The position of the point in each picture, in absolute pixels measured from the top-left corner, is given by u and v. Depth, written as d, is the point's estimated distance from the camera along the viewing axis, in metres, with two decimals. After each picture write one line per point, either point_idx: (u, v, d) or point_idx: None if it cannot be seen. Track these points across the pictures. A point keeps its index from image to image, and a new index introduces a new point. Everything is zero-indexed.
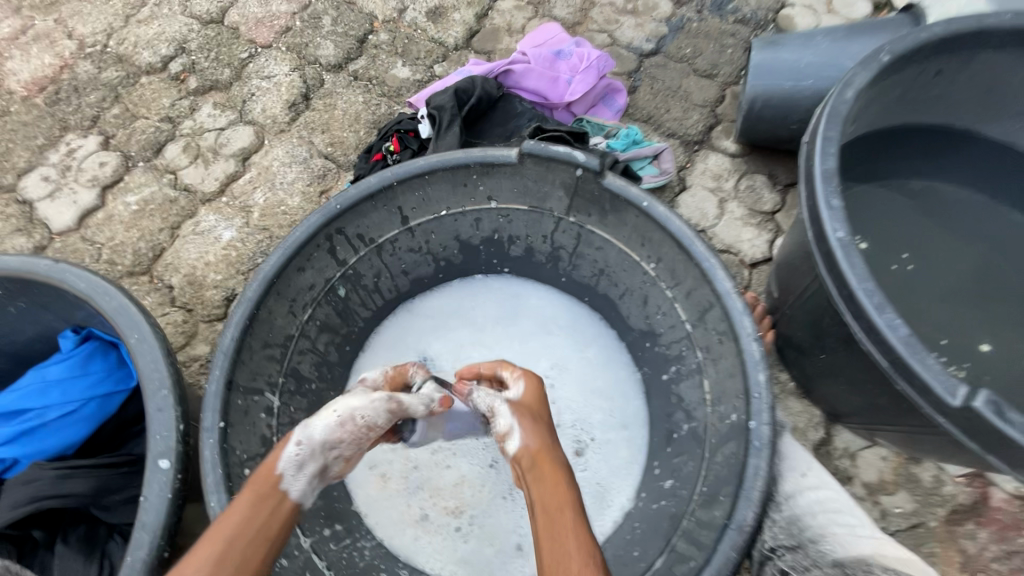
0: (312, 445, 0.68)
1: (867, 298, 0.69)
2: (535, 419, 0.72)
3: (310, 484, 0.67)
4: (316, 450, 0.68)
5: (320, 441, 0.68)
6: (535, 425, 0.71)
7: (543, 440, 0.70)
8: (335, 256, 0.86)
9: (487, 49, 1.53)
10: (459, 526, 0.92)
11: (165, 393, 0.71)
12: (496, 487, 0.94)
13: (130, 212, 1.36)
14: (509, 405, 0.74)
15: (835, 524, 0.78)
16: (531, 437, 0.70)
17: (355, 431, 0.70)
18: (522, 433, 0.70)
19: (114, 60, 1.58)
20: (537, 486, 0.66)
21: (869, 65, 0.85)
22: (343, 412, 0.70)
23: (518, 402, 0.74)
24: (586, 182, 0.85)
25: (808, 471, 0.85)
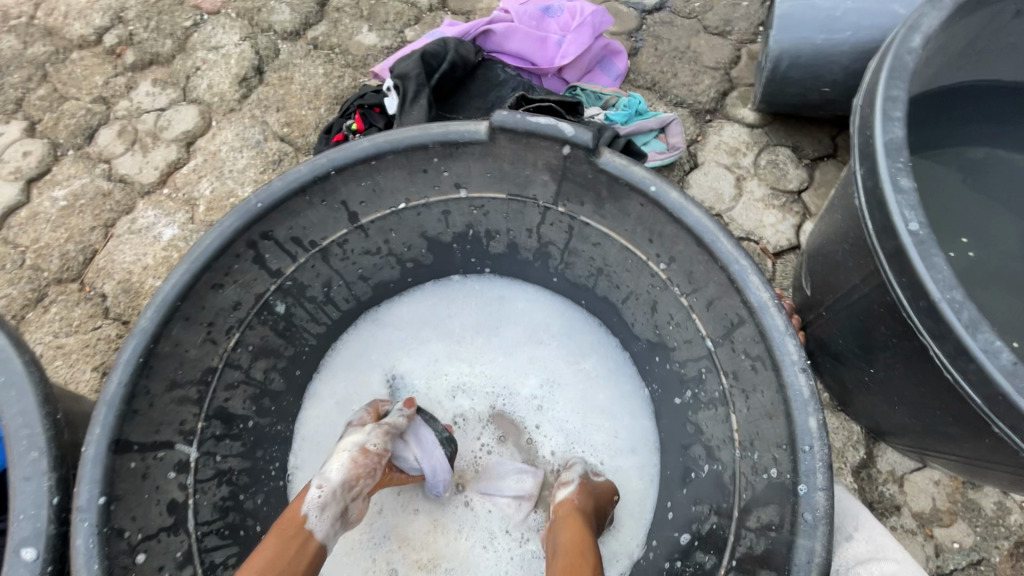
0: (331, 484, 0.68)
1: (954, 313, 0.52)
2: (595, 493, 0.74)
3: (332, 526, 0.67)
4: (337, 487, 0.68)
5: (337, 479, 0.69)
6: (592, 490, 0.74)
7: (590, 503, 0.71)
8: (265, 265, 0.69)
9: (465, 9, 1.33)
10: None
11: (34, 457, 0.54)
12: (475, 532, 0.81)
13: (58, 209, 1.18)
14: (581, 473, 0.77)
15: None
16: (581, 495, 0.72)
17: (368, 462, 0.71)
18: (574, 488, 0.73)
19: (41, 33, 1.38)
20: (562, 533, 0.67)
21: (941, 2, 0.66)
22: (352, 449, 0.72)
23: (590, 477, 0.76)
24: (576, 163, 0.67)
25: (855, 533, 0.71)
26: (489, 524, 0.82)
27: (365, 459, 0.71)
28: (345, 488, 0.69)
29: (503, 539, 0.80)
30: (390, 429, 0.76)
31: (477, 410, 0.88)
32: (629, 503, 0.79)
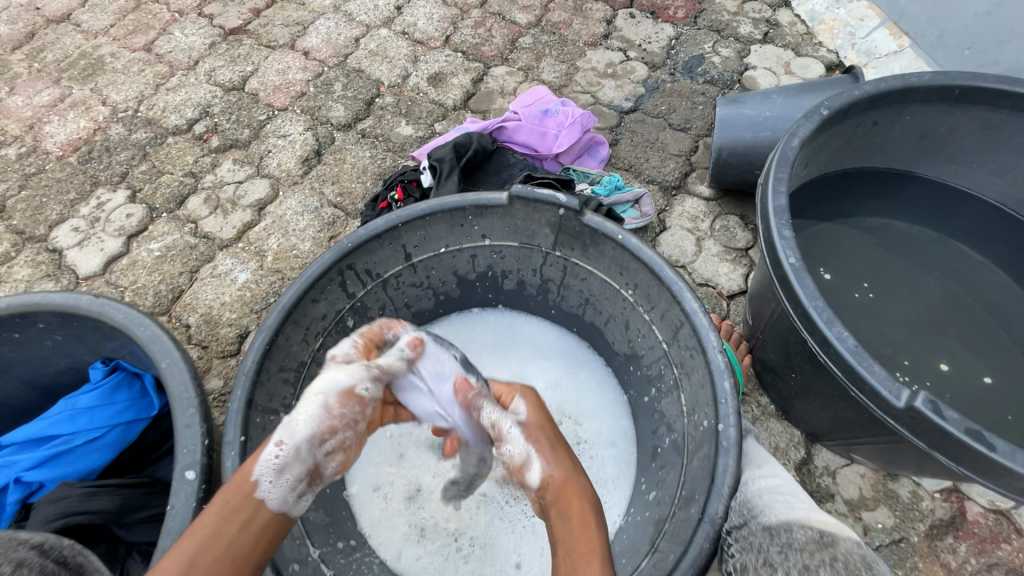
0: (294, 440, 0.67)
1: (818, 314, 0.79)
2: (545, 430, 0.75)
3: (298, 481, 0.68)
4: (300, 441, 0.68)
5: (303, 435, 0.68)
6: (545, 433, 0.74)
7: (563, 468, 0.71)
8: (345, 289, 0.96)
9: (482, 109, 1.70)
10: (460, 547, 0.96)
11: (191, 412, 0.79)
12: (494, 510, 0.99)
13: (153, 258, 1.47)
14: (518, 431, 0.74)
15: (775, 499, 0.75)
16: (555, 468, 0.70)
17: (342, 413, 0.71)
18: (543, 464, 0.71)
19: (143, 123, 1.73)
20: (559, 518, 0.69)
21: (812, 117, 0.98)
22: (321, 401, 0.69)
23: (525, 425, 0.75)
24: (568, 220, 0.96)
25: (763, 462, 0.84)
26: (504, 504, 0.99)
27: (337, 408, 0.71)
28: (312, 443, 0.69)
29: (517, 515, 0.98)
30: (376, 377, 0.76)
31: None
32: (611, 482, 1.01)
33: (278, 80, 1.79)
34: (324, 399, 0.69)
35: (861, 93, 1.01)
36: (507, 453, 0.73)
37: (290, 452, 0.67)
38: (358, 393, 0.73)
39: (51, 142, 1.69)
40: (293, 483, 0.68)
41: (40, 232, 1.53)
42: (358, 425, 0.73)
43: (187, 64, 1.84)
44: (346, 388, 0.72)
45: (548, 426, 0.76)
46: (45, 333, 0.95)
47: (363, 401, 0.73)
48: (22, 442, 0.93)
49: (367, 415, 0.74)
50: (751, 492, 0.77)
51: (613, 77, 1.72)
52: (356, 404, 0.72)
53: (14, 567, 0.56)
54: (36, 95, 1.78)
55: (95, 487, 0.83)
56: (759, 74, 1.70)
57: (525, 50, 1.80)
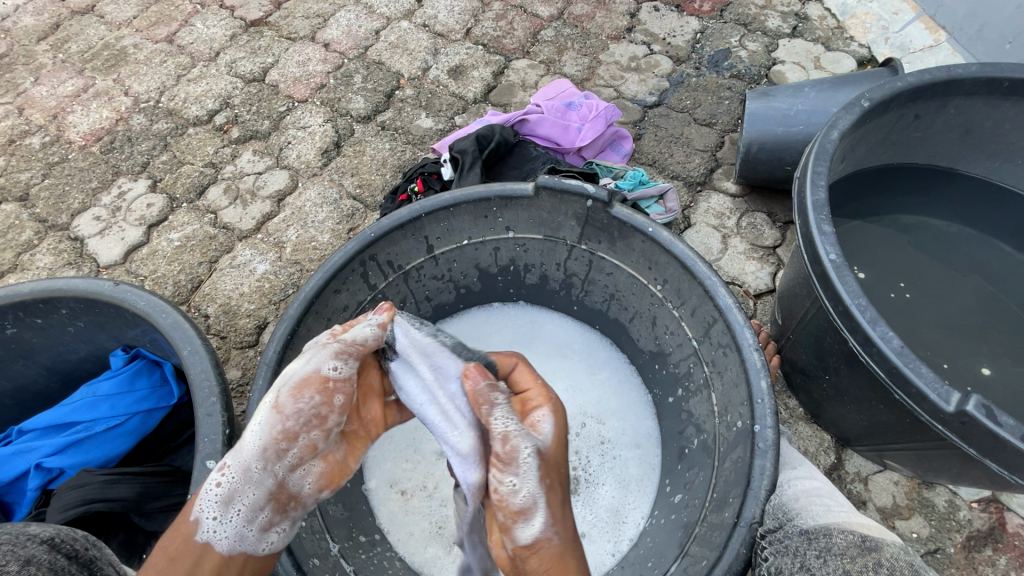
0: (242, 460, 0.65)
1: (861, 313, 0.76)
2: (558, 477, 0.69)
3: (257, 505, 0.66)
4: (248, 460, 0.65)
5: (251, 451, 0.65)
6: (557, 485, 0.68)
7: (561, 538, 0.65)
8: (367, 280, 0.95)
9: (503, 102, 1.67)
10: None
11: (212, 401, 0.78)
12: None
13: (173, 247, 1.47)
14: (534, 465, 0.67)
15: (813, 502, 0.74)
16: (556, 535, 0.65)
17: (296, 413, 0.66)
18: (544, 523, 0.65)
19: (164, 113, 1.73)
20: None
21: (852, 109, 0.94)
22: (270, 408, 0.67)
23: (546, 458, 0.68)
24: (596, 212, 0.93)
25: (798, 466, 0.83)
26: None
27: (291, 405, 0.66)
28: (265, 459, 0.66)
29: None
30: (342, 354, 0.70)
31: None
32: (635, 483, 0.98)
33: (299, 72, 1.78)
34: (276, 400, 0.67)
35: (903, 85, 0.97)
36: (513, 486, 0.66)
37: (235, 476, 0.65)
38: (312, 381, 0.67)
39: (74, 132, 1.70)
40: (246, 515, 0.65)
41: (63, 220, 1.54)
42: (328, 423, 0.68)
43: (209, 56, 1.83)
44: (303, 377, 0.67)
45: (562, 474, 0.70)
46: (68, 320, 0.95)
47: (325, 386, 0.68)
48: (42, 429, 0.93)
49: (334, 405, 0.68)
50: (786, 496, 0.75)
51: (637, 71, 1.69)
52: (313, 396, 0.67)
53: (22, 564, 0.51)
54: (61, 85, 1.79)
55: (115, 475, 0.83)
56: (787, 69, 1.66)
57: (547, 43, 1.77)
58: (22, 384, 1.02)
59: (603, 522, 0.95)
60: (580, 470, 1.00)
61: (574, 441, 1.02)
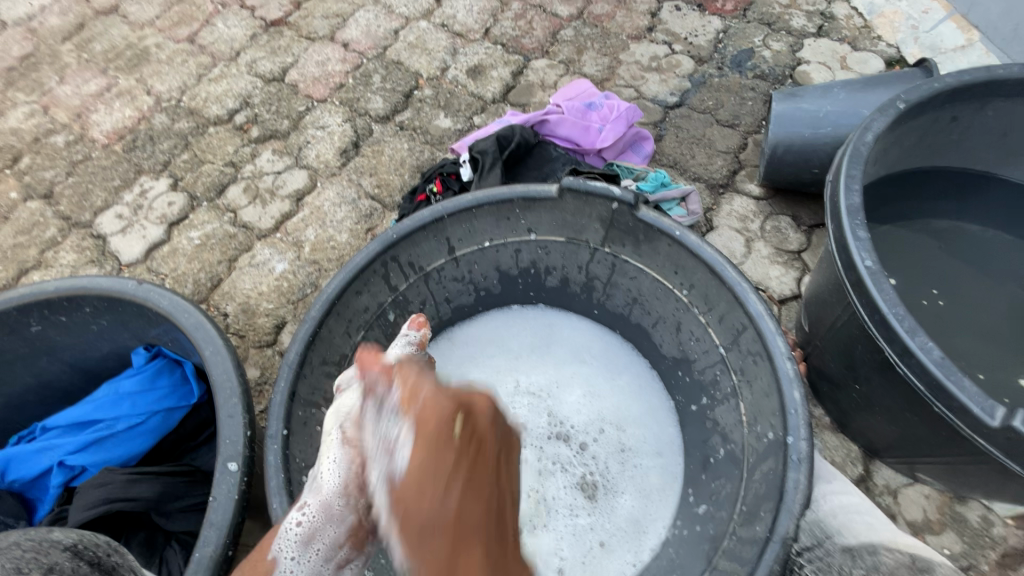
0: (322, 498, 0.62)
1: (899, 323, 0.74)
2: (427, 484, 0.51)
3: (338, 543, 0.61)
4: (327, 498, 0.62)
5: (331, 488, 0.62)
6: (425, 485, 0.51)
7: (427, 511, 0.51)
8: (388, 281, 0.94)
9: (522, 102, 1.66)
10: None
11: (234, 402, 0.77)
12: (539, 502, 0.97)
13: (193, 246, 1.48)
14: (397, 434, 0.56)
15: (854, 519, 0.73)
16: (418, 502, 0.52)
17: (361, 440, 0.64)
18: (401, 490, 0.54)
19: (186, 112, 1.74)
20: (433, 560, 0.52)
21: (887, 111, 0.92)
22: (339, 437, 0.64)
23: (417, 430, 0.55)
24: (621, 215, 0.92)
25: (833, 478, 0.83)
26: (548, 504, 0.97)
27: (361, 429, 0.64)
28: (345, 495, 0.61)
29: (561, 512, 0.96)
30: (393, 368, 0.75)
31: (540, 424, 1.03)
32: (657, 492, 0.96)
33: (318, 72, 1.78)
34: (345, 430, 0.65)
35: (940, 86, 0.94)
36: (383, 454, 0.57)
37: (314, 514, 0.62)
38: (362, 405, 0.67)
39: (97, 130, 1.72)
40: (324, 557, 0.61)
41: (86, 218, 1.56)
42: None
43: (229, 56, 1.84)
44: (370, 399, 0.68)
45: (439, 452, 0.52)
46: (92, 318, 0.95)
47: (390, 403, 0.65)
48: (66, 426, 0.94)
49: None
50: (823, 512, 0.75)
51: (658, 71, 1.66)
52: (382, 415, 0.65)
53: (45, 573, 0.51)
54: (84, 85, 1.81)
55: (137, 474, 0.83)
56: (812, 69, 1.62)
57: (566, 43, 1.75)
58: (46, 380, 1.02)
59: (622, 530, 0.94)
60: (598, 477, 0.98)
61: (593, 448, 1.01)
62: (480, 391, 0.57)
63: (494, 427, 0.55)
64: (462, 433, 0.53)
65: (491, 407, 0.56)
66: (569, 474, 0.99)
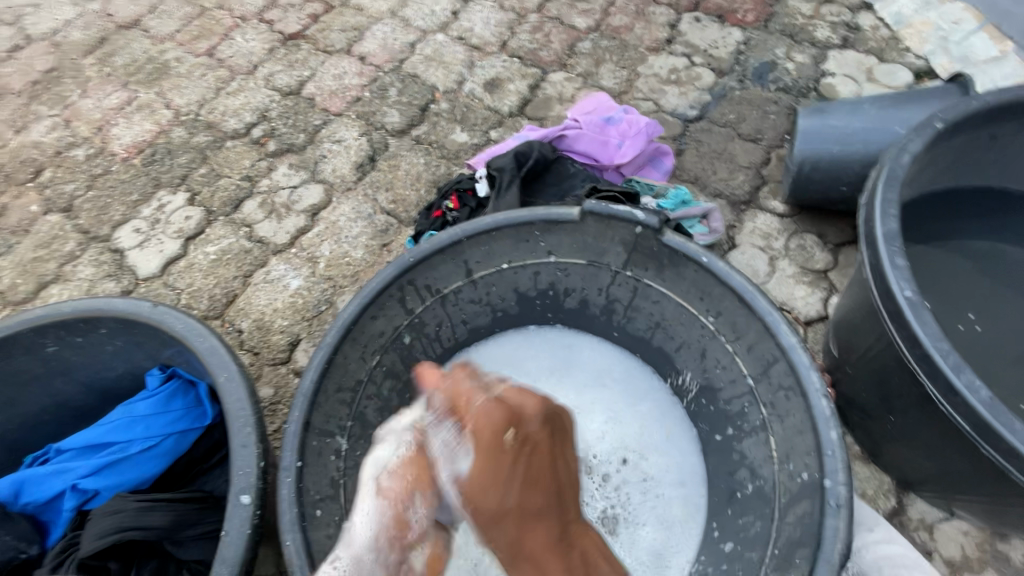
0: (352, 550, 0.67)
1: (943, 358, 0.71)
2: (493, 475, 0.68)
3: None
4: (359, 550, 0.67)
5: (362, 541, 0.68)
6: (492, 478, 0.67)
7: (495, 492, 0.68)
8: (404, 305, 0.92)
9: (539, 116, 1.64)
10: None
11: (248, 431, 0.76)
12: None
13: (209, 260, 1.48)
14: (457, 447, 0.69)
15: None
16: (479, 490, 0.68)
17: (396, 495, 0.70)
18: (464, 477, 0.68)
19: (204, 126, 1.75)
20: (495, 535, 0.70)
21: (924, 131, 0.88)
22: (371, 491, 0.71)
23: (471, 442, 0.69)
24: (645, 239, 0.89)
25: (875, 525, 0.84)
26: None
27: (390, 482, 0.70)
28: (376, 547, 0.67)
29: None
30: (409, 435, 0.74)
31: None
32: (680, 525, 0.93)
33: (335, 85, 1.78)
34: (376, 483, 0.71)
35: (980, 104, 0.90)
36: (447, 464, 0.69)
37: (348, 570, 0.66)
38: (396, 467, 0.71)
39: (117, 144, 1.74)
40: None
41: (105, 231, 1.57)
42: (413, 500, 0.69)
43: (247, 69, 1.85)
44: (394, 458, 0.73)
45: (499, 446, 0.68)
46: (108, 339, 0.95)
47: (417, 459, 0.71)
48: (79, 448, 0.93)
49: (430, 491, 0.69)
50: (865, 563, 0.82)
51: (677, 84, 1.63)
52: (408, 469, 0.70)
53: None
54: (105, 98, 1.83)
55: (149, 502, 0.82)
56: (838, 82, 1.58)
57: (584, 56, 1.73)
58: (62, 400, 1.02)
59: (644, 564, 0.91)
60: (619, 510, 0.95)
61: (614, 479, 0.98)
62: (528, 399, 0.72)
63: (559, 420, 0.76)
64: (514, 438, 0.68)
65: (546, 409, 0.73)
66: (591, 506, 0.96)
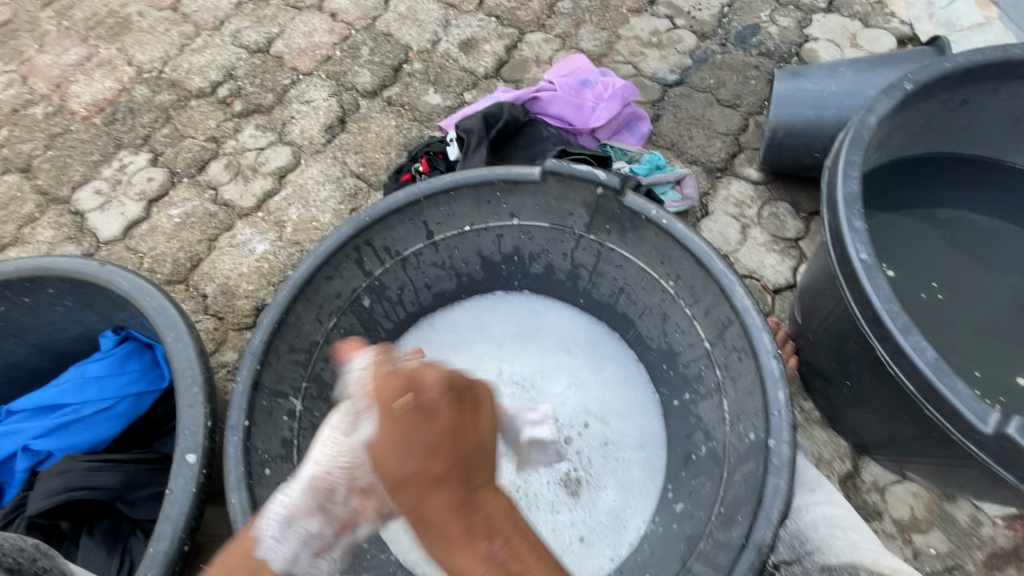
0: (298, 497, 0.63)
1: (892, 321, 0.71)
2: (390, 441, 0.50)
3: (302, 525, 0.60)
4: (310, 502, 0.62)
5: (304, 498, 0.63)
6: (388, 438, 0.49)
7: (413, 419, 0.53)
8: (362, 266, 0.90)
9: (515, 78, 1.59)
10: None
11: (195, 391, 0.75)
12: (524, 490, 0.95)
13: (173, 224, 1.44)
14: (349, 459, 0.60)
15: (835, 535, 0.76)
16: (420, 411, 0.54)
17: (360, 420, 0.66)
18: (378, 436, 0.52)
19: (167, 85, 1.67)
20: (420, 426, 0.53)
21: (892, 92, 0.86)
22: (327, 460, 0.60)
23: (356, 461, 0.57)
24: (607, 201, 0.88)
25: (817, 487, 0.83)
26: (532, 494, 0.95)
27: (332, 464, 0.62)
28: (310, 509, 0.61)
29: (543, 507, 0.94)
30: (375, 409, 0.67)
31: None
32: (637, 487, 0.94)
33: (304, 43, 1.71)
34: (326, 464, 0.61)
35: (951, 66, 0.88)
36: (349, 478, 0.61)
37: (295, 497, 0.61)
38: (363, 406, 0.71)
39: (76, 102, 1.66)
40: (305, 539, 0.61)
41: (64, 193, 1.52)
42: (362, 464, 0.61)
43: (213, 25, 1.77)
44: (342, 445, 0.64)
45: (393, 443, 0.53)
46: (56, 299, 0.92)
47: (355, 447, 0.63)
48: (32, 409, 0.92)
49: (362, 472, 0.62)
50: (806, 522, 0.79)
51: (657, 47, 1.59)
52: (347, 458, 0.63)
53: None
54: (63, 54, 1.75)
55: (99, 462, 0.82)
56: (820, 47, 1.55)
57: (563, 16, 1.67)
58: (14, 362, 1.00)
59: (602, 524, 0.92)
60: (581, 472, 0.96)
61: (575, 441, 0.99)
62: (433, 369, 0.54)
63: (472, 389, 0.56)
64: (406, 401, 0.50)
65: (450, 378, 0.54)
66: (554, 468, 0.97)
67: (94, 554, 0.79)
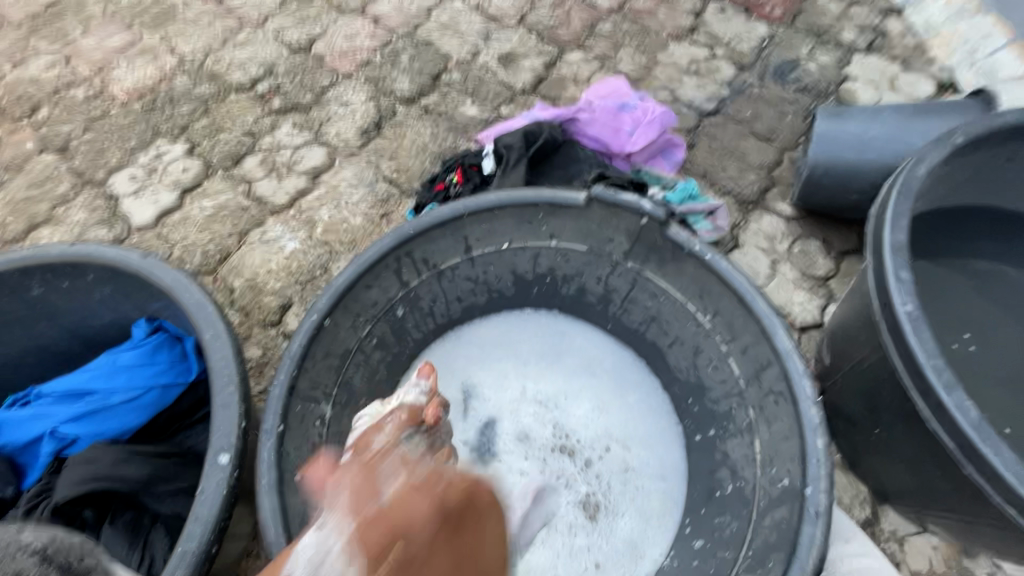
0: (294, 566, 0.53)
1: (936, 376, 0.71)
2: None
3: None
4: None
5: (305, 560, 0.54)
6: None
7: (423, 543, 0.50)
8: (399, 277, 0.91)
9: (552, 96, 1.60)
10: None
11: (231, 391, 0.76)
12: None
13: (205, 215, 1.45)
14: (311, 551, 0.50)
15: None
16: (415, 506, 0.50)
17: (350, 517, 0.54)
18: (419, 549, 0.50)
19: (208, 76, 1.69)
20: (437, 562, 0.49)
21: (943, 144, 0.86)
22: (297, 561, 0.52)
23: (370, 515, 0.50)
24: (650, 231, 0.88)
25: (851, 536, 0.87)
26: (551, 518, 0.95)
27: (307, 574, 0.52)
28: None
29: (560, 530, 0.94)
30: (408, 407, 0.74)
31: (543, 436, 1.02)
32: (657, 517, 0.93)
33: (345, 45, 1.72)
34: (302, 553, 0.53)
35: (1002, 122, 0.88)
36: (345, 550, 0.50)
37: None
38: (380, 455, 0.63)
39: (118, 87, 1.68)
40: None
41: (100, 176, 1.53)
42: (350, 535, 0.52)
43: (256, 21, 1.79)
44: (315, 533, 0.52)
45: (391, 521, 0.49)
46: (94, 286, 0.93)
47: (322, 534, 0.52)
48: (60, 393, 0.93)
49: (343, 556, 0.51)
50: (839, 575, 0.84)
51: (695, 75, 1.60)
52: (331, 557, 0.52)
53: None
54: (108, 39, 1.77)
55: (128, 453, 0.84)
56: (858, 87, 1.55)
57: (603, 37, 1.69)
58: (45, 344, 1.01)
59: (619, 553, 0.91)
60: (600, 497, 0.96)
61: (594, 466, 0.98)
62: (418, 496, 0.51)
63: (468, 503, 0.53)
64: (400, 540, 0.48)
65: (443, 499, 0.51)
66: (573, 490, 0.97)
67: (115, 546, 0.80)
